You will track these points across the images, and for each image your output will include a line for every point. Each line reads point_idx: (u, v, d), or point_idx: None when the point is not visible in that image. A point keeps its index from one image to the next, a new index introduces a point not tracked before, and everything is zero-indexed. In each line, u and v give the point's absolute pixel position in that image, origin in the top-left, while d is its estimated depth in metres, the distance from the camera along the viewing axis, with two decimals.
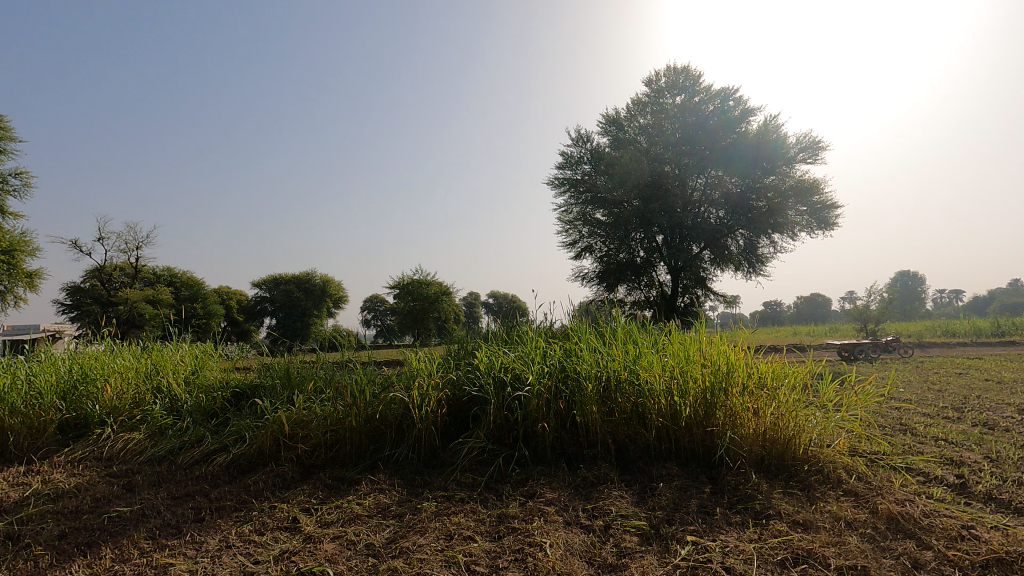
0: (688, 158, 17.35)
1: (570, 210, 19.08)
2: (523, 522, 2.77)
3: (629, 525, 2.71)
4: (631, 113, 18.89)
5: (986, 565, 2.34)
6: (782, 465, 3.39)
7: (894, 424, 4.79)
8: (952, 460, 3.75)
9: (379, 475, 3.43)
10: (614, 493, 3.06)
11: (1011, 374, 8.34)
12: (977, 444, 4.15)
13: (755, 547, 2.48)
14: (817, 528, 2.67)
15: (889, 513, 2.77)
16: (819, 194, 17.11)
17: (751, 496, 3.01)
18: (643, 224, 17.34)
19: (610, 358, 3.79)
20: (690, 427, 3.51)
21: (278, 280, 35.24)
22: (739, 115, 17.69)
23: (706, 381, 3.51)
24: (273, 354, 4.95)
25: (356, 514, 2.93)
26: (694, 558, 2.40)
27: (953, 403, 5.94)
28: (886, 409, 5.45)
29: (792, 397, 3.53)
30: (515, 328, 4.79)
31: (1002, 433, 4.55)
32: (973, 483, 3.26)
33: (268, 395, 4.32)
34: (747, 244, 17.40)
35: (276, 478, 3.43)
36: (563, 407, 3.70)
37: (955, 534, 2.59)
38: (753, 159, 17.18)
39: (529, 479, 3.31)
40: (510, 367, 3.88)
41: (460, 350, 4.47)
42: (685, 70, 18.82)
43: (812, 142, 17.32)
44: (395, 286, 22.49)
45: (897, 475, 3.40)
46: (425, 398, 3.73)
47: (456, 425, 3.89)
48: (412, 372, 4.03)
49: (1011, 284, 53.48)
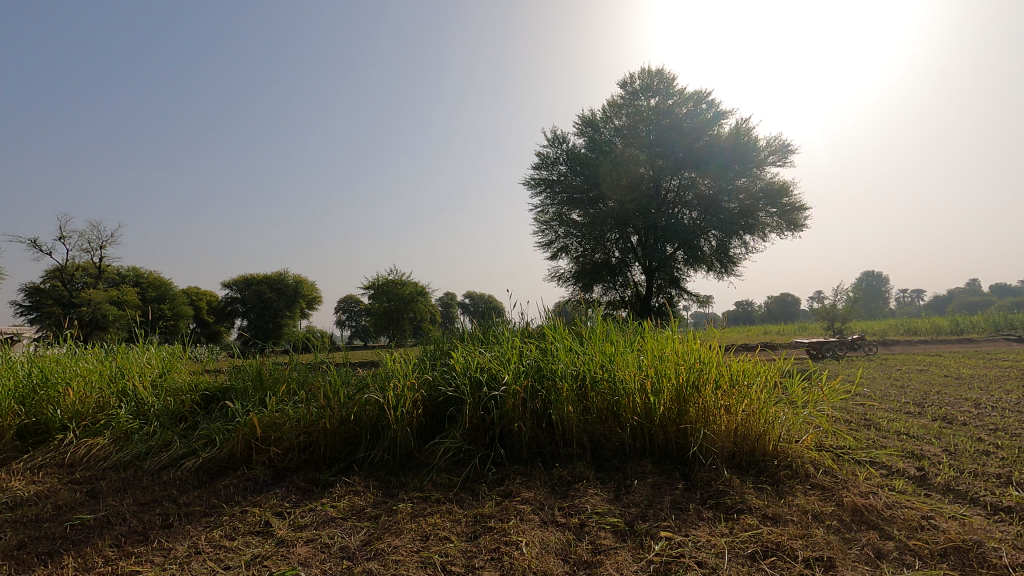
0: (664, 160, 17.57)
1: (546, 210, 19.14)
2: (499, 521, 2.77)
3: (604, 522, 2.73)
4: (607, 114, 19.07)
5: (944, 553, 2.43)
6: (752, 461, 3.46)
7: (859, 420, 4.94)
8: (914, 453, 3.89)
9: (355, 476, 3.40)
10: (590, 492, 3.08)
11: (968, 371, 8.67)
12: (936, 438, 4.31)
13: (727, 541, 2.53)
14: (785, 520, 2.73)
15: (854, 505, 2.85)
16: (789, 197, 17.46)
17: (723, 492, 3.07)
18: (619, 224, 17.45)
19: (587, 358, 3.83)
20: (664, 424, 3.56)
21: (249, 281, 34.58)
22: (713, 118, 17.98)
23: (681, 379, 3.57)
24: (245, 355, 4.87)
25: (330, 517, 2.89)
26: (667, 553, 2.43)
27: (914, 399, 6.16)
28: (852, 405, 5.61)
29: (762, 395, 3.60)
30: (492, 328, 4.80)
31: (960, 427, 4.74)
32: (933, 476, 3.39)
33: (239, 397, 4.24)
34: (719, 244, 17.74)
35: (248, 482, 3.37)
36: (540, 406, 3.70)
37: (916, 524, 2.68)
38: (727, 161, 17.47)
39: (506, 479, 3.32)
40: (487, 366, 3.88)
41: (437, 351, 4.44)
42: (659, 72, 19.07)
43: (783, 145, 17.75)
44: (369, 287, 22.23)
45: (861, 469, 3.51)
46: (401, 398, 3.70)
47: (433, 426, 3.88)
48: (388, 373, 4.00)
49: (970, 284, 55.39)
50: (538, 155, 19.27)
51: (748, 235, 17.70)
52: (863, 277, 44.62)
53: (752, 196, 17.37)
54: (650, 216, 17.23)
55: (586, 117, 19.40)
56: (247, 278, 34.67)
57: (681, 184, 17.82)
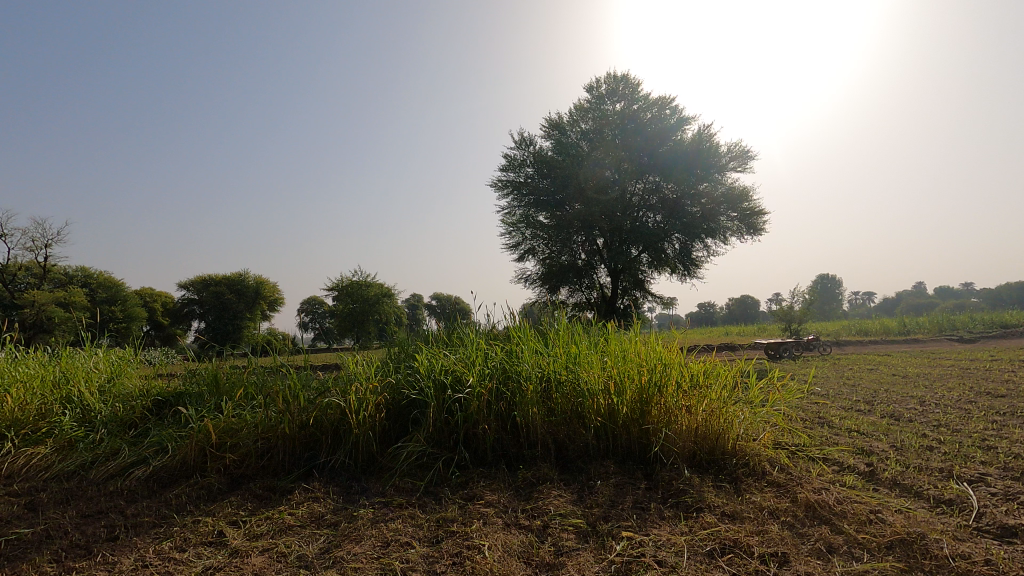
0: (629, 164, 17.88)
1: (513, 212, 19.19)
2: (462, 525, 2.75)
3: (566, 524, 2.75)
4: (574, 117, 19.25)
5: (890, 546, 2.53)
6: (712, 460, 3.54)
7: (813, 418, 5.11)
8: (863, 449, 4.05)
9: (314, 483, 3.32)
10: (554, 493, 3.09)
11: (914, 370, 9.09)
12: (884, 435, 4.50)
13: (686, 539, 2.57)
14: (743, 518, 2.80)
15: (808, 502, 2.95)
16: (749, 202, 17.96)
17: (683, 491, 3.12)
18: (585, 227, 17.61)
19: (552, 359, 3.85)
20: (627, 425, 3.61)
21: (208, 282, 33.54)
22: (676, 123, 18.38)
23: (644, 380, 3.62)
24: (201, 359, 4.70)
25: (288, 525, 2.81)
26: (628, 553, 2.46)
27: (864, 397, 6.42)
28: (806, 404, 5.80)
29: (722, 395, 3.69)
30: (458, 330, 4.77)
31: (906, 423, 4.96)
32: (880, 471, 3.53)
33: (194, 402, 4.08)
34: (682, 248, 18.15)
35: (201, 490, 3.25)
36: (504, 408, 3.69)
37: (865, 518, 2.79)
38: (689, 166, 17.86)
39: (470, 482, 3.29)
40: (452, 368, 3.85)
41: (401, 354, 4.38)
42: (624, 77, 19.36)
43: (743, 151, 18.26)
44: (333, 289, 21.81)
45: (814, 465, 3.63)
46: (363, 401, 3.63)
47: (396, 430, 3.83)
48: (350, 376, 3.92)
49: (917, 286, 58.17)
50: (505, 157, 19.31)
51: (710, 239, 18.14)
52: (819, 279, 46.29)
53: (714, 201, 17.80)
54: (615, 219, 17.55)
55: (553, 120, 19.54)
56: (205, 279, 33.63)
57: (646, 189, 18.25)
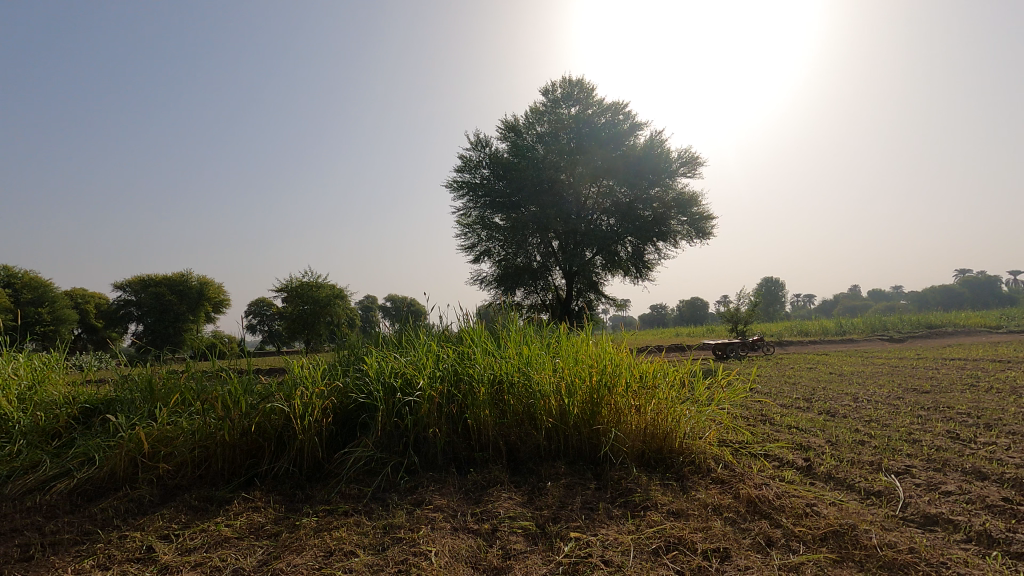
0: (583, 167, 18.16)
1: (469, 213, 19.12)
2: (409, 531, 2.70)
3: (515, 526, 2.73)
4: (529, 120, 19.40)
5: (823, 538, 2.64)
6: (660, 458, 3.61)
7: (756, 415, 5.30)
8: (802, 445, 4.23)
9: (255, 492, 3.19)
10: (503, 496, 3.07)
11: (849, 368, 9.59)
12: (821, 430, 4.71)
13: (633, 538, 2.61)
14: (687, 515, 2.86)
15: (749, 497, 3.05)
16: (698, 207, 18.54)
17: (631, 490, 3.17)
18: (540, 229, 17.69)
19: (504, 361, 3.84)
20: (577, 425, 3.64)
21: (148, 283, 31.93)
22: (629, 129, 18.80)
23: (594, 381, 3.67)
24: (135, 364, 4.43)
25: (224, 537, 2.68)
26: (575, 554, 2.47)
27: (804, 395, 6.72)
28: (750, 402, 6.02)
29: (670, 394, 3.77)
30: (410, 332, 4.69)
31: (841, 419, 5.22)
32: (817, 465, 3.69)
33: (126, 410, 3.84)
34: (635, 250, 18.54)
35: (131, 503, 3.06)
36: (456, 410, 3.65)
37: (801, 511, 2.90)
38: (641, 171, 18.27)
39: (419, 487, 3.24)
40: (402, 371, 3.78)
41: (350, 356, 4.27)
42: (579, 81, 19.64)
43: (692, 157, 18.83)
44: (283, 290, 21.12)
45: (756, 462, 3.76)
46: (309, 406, 3.52)
47: (344, 435, 3.72)
48: (295, 380, 3.78)
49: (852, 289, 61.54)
50: (460, 158, 19.23)
51: (661, 242, 18.60)
52: (763, 282, 48.28)
53: (665, 205, 18.27)
54: (570, 222, 17.71)
55: (509, 122, 19.61)
56: (145, 279, 32.02)
57: (599, 193, 18.57)
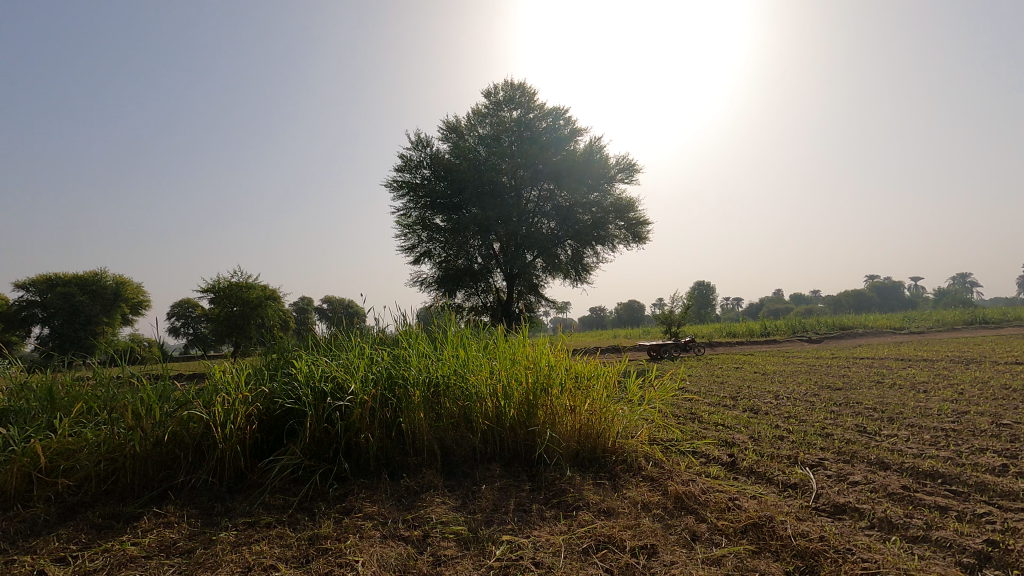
0: (524, 170, 18.32)
1: (409, 214, 18.80)
2: (336, 541, 2.60)
3: (447, 532, 2.69)
4: (471, 122, 19.37)
5: (743, 530, 2.76)
6: (593, 458, 3.67)
7: (686, 413, 5.51)
8: (727, 441, 4.43)
9: (168, 507, 2.98)
10: (436, 500, 3.02)
11: (771, 367, 10.18)
12: (744, 427, 4.95)
13: (564, 539, 2.63)
14: (617, 513, 2.92)
15: (676, 493, 3.15)
16: (634, 212, 19.12)
17: (565, 490, 3.20)
18: (481, 231, 17.57)
19: (440, 363, 3.78)
20: (513, 427, 3.64)
21: (55, 283, 29.36)
22: (569, 134, 19.14)
23: (530, 383, 3.69)
24: (33, 369, 4.02)
25: (130, 557, 2.48)
26: (506, 557, 2.46)
27: (730, 393, 7.04)
28: (681, 401, 6.25)
29: (604, 394, 3.85)
30: (344, 335, 4.54)
31: (763, 416, 5.51)
32: (740, 461, 3.87)
33: (20, 421, 3.49)
34: (574, 253, 18.84)
35: (23, 524, 2.78)
36: (390, 415, 3.56)
37: (724, 506, 3.03)
38: (581, 175, 18.63)
39: (349, 494, 3.13)
40: (333, 374, 3.64)
41: (278, 360, 4.08)
42: (521, 85, 19.78)
43: (629, 164, 19.40)
44: (209, 291, 20.00)
45: (684, 458, 3.90)
46: (231, 413, 3.33)
47: (270, 442, 3.55)
48: (216, 385, 3.56)
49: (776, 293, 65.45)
50: (400, 158, 18.88)
51: (600, 245, 19.03)
52: (696, 286, 50.44)
53: (603, 209, 18.73)
54: (511, 224, 17.65)
55: (451, 123, 19.45)
56: (51, 279, 29.42)
57: (539, 196, 18.84)
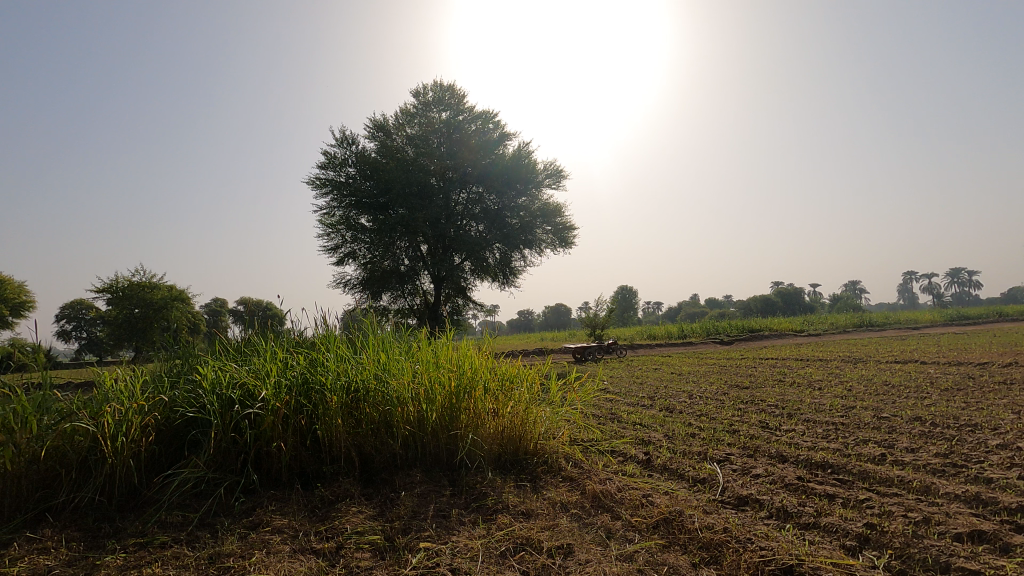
0: (453, 172, 18.22)
1: (332, 213, 18.17)
2: (239, 559, 2.44)
3: (362, 542, 2.61)
4: (399, 121, 19.06)
5: (655, 525, 2.87)
6: (515, 460, 3.69)
7: (606, 414, 5.67)
8: (643, 440, 4.60)
9: (46, 530, 2.68)
10: (352, 510, 2.92)
11: (687, 368, 10.71)
12: (660, 426, 5.17)
13: (482, 543, 2.62)
14: (536, 514, 2.95)
15: (594, 492, 3.22)
16: (561, 217, 19.57)
17: (485, 494, 3.19)
18: (408, 232, 17.25)
19: (359, 368, 3.66)
20: (435, 432, 3.59)
21: None
22: (498, 138, 19.27)
23: (453, 386, 3.65)
24: None
25: None
26: (423, 564, 2.41)
27: (649, 393, 7.33)
28: (603, 402, 6.42)
29: (526, 397, 3.89)
30: (256, 339, 4.29)
31: (678, 414, 5.78)
32: (654, 458, 4.03)
33: None
34: (502, 256, 18.90)
35: None
36: (304, 422, 3.39)
37: (638, 502, 3.14)
38: (509, 179, 18.81)
39: (257, 507, 2.96)
40: (242, 380, 3.43)
41: (181, 366, 3.78)
42: (450, 87, 19.67)
43: (557, 170, 19.81)
44: (106, 291, 18.35)
45: (603, 458, 4.01)
46: (124, 424, 3.05)
47: (169, 455, 3.29)
48: (107, 393, 3.25)
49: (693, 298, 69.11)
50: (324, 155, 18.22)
51: (527, 249, 19.25)
52: (619, 291, 52.26)
53: (531, 214, 19.00)
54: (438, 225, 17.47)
55: (377, 121, 19.01)
56: None
57: (469, 199, 18.63)
